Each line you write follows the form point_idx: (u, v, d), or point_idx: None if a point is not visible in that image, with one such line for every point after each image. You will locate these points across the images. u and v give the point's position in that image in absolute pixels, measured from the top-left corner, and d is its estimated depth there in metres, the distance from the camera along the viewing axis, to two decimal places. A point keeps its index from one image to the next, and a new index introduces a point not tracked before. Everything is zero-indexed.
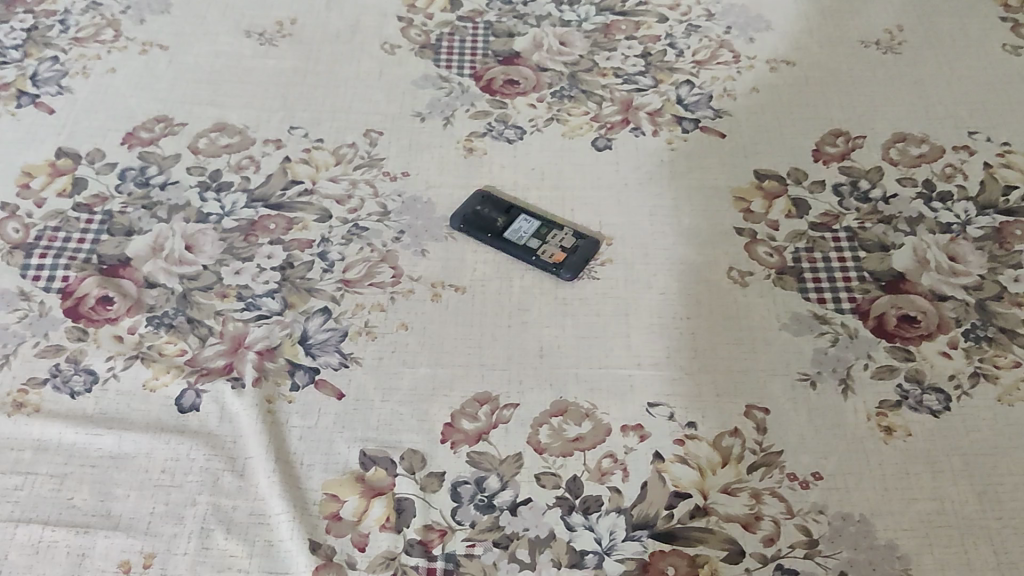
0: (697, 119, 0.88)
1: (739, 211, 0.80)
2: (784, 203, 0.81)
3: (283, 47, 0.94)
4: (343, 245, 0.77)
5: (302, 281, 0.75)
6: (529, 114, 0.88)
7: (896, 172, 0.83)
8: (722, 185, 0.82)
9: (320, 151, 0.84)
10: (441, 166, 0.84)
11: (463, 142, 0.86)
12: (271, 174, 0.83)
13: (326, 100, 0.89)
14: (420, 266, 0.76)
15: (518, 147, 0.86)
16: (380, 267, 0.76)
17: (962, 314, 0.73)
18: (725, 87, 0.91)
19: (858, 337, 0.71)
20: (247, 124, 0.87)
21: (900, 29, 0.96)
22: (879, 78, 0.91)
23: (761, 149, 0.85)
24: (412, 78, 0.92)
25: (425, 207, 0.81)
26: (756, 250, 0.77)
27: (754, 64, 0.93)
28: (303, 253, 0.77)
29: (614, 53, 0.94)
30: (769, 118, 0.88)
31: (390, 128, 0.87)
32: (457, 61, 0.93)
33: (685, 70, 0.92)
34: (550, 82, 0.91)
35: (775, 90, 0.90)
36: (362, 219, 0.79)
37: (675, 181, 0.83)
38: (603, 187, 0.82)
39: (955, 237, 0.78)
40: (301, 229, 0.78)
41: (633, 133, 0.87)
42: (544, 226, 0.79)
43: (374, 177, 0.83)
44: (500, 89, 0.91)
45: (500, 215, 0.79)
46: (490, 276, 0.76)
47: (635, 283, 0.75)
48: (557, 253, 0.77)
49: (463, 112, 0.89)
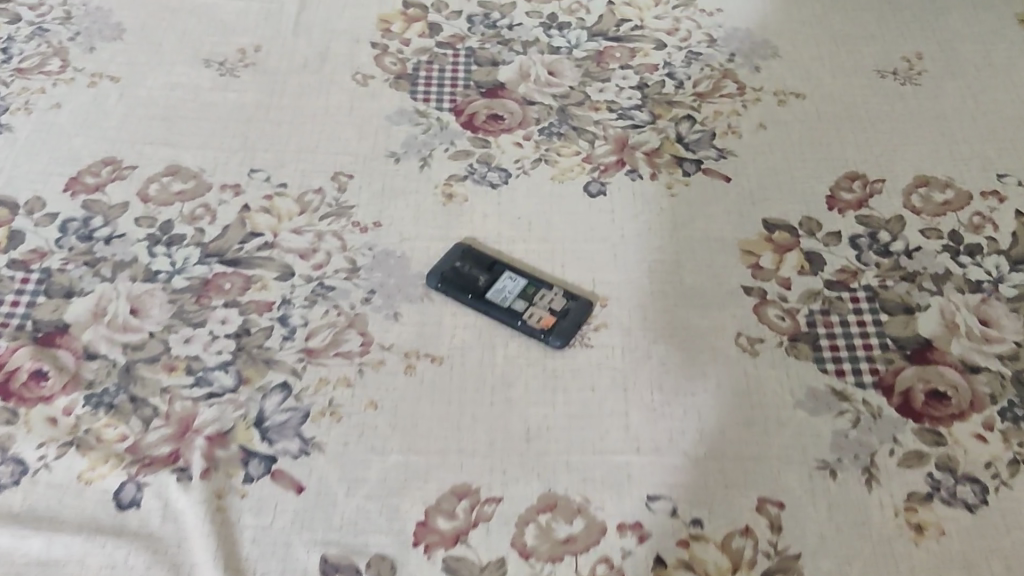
0: (699, 161, 0.80)
1: (747, 267, 0.72)
2: (796, 257, 0.73)
3: (245, 78, 0.86)
4: (306, 307, 0.69)
5: (259, 352, 0.67)
6: (515, 154, 0.81)
7: (919, 222, 0.75)
8: (728, 236, 0.75)
9: (283, 198, 0.77)
10: (417, 215, 0.76)
11: (442, 187, 0.78)
12: (228, 225, 0.75)
13: (292, 139, 0.81)
14: (393, 333, 0.68)
15: (502, 192, 0.78)
16: (348, 335, 0.68)
17: (997, 389, 0.65)
18: (729, 123, 0.83)
19: (882, 417, 0.64)
20: (203, 168, 0.79)
21: (919, 57, 0.88)
22: (898, 112, 0.84)
23: (770, 195, 0.77)
24: (387, 113, 0.84)
25: (399, 262, 0.73)
26: (766, 313, 0.70)
27: (760, 96, 0.85)
28: (262, 318, 0.69)
29: (608, 85, 0.86)
30: (778, 160, 0.80)
31: (361, 171, 0.79)
32: (435, 93, 0.85)
33: (686, 104, 0.85)
34: (538, 117, 0.84)
35: (785, 126, 0.83)
36: (328, 277, 0.72)
37: (675, 232, 0.75)
38: (596, 239, 0.74)
39: (986, 297, 0.70)
40: (260, 290, 0.70)
41: (629, 177, 0.79)
42: (531, 285, 0.71)
43: (343, 227, 0.75)
44: (483, 125, 0.83)
45: (482, 272, 0.72)
46: (470, 344, 0.68)
47: (632, 351, 0.68)
48: (545, 316, 0.69)
49: (442, 152, 0.81)
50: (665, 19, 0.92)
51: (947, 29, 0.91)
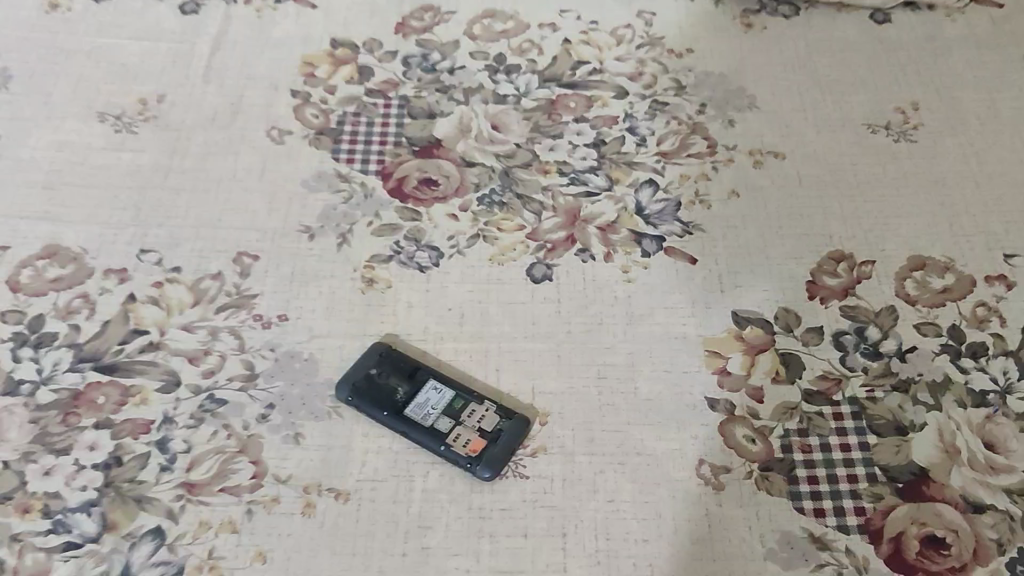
0: (661, 238, 0.69)
1: (713, 373, 0.62)
2: (770, 359, 0.62)
3: (144, 136, 0.75)
4: (191, 428, 0.59)
5: (131, 488, 0.56)
6: (448, 228, 0.70)
7: (914, 314, 0.65)
8: (692, 333, 0.64)
9: (175, 286, 0.66)
10: (330, 305, 0.65)
11: (362, 269, 0.67)
12: (108, 320, 0.64)
13: (191, 211, 0.70)
14: (292, 460, 0.58)
15: (431, 276, 0.67)
16: (239, 463, 0.58)
17: (1006, 534, 0.55)
18: (697, 189, 0.72)
19: (869, 572, 0.54)
20: (86, 247, 0.68)
21: (915, 107, 0.78)
22: (890, 175, 0.73)
23: (742, 280, 0.67)
24: (303, 177, 0.73)
25: (306, 366, 0.62)
26: (734, 432, 0.59)
27: (733, 156, 0.74)
28: (137, 442, 0.58)
29: (559, 141, 0.75)
30: (753, 236, 0.69)
31: (269, 250, 0.68)
32: (361, 153, 0.74)
33: (648, 165, 0.74)
34: (477, 181, 0.72)
35: (761, 193, 0.72)
36: (220, 387, 0.61)
37: (630, 328, 0.64)
38: (538, 337, 0.64)
39: (991, 413, 0.60)
40: (139, 405, 0.60)
41: (579, 257, 0.68)
42: (458, 398, 0.60)
43: (242, 323, 0.64)
44: (413, 192, 0.72)
45: (402, 382, 0.61)
46: (383, 474, 0.57)
47: (575, 484, 0.57)
48: (474, 439, 0.58)
49: (364, 226, 0.70)
50: (627, 61, 0.82)
51: (946, 73, 0.81)
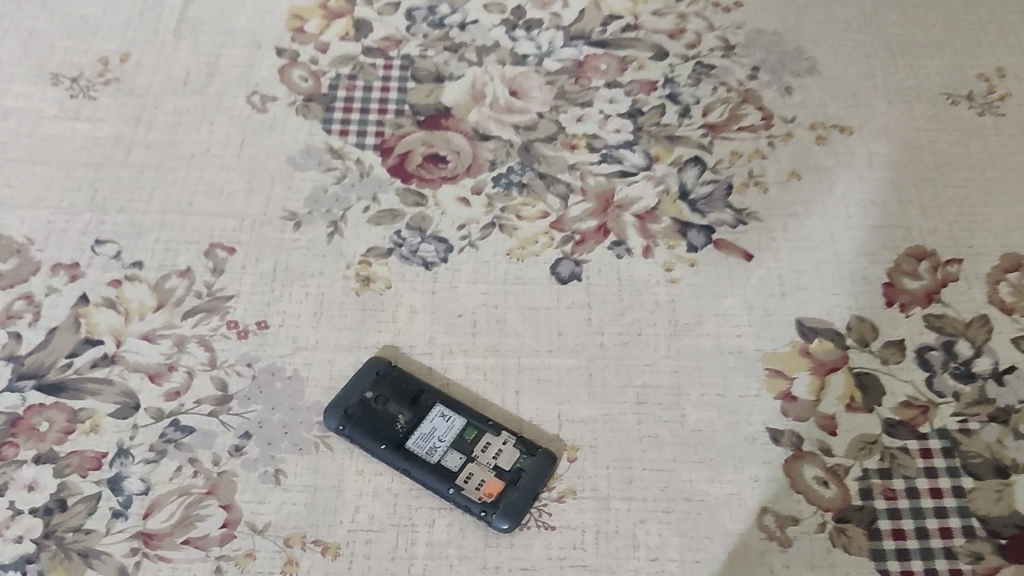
0: (710, 228, 0.58)
1: (776, 398, 0.52)
2: (843, 381, 0.52)
3: (104, 101, 0.64)
4: (150, 464, 0.49)
5: (75, 539, 0.47)
6: (459, 215, 0.59)
7: (1012, 327, 0.55)
8: (749, 346, 0.54)
9: (135, 286, 0.56)
10: (319, 310, 0.55)
11: (357, 265, 0.57)
12: (55, 328, 0.54)
13: (157, 194, 0.60)
14: (271, 504, 0.48)
15: (439, 274, 0.57)
16: (207, 508, 0.48)
17: None
18: (751, 170, 0.61)
19: None
20: (31, 238, 0.58)
21: (1001, 74, 0.67)
22: (976, 156, 0.63)
23: (807, 281, 0.56)
24: (289, 153, 0.62)
25: (289, 385, 0.52)
26: (802, 473, 0.49)
27: (792, 131, 0.64)
28: (85, 481, 0.48)
29: (589, 111, 0.64)
30: (818, 228, 0.59)
31: (248, 242, 0.58)
32: (357, 123, 0.64)
33: (693, 140, 0.63)
34: (493, 158, 0.62)
35: (825, 175, 0.61)
36: (186, 411, 0.51)
37: (675, 340, 0.54)
38: (565, 352, 0.54)
39: None
40: (88, 434, 0.50)
41: (613, 251, 0.57)
42: (470, 428, 0.50)
43: (214, 331, 0.54)
44: (418, 171, 0.61)
45: (403, 407, 0.51)
46: (379, 523, 0.48)
47: (611, 537, 0.47)
48: (489, 480, 0.48)
49: (360, 212, 0.59)
50: (666, 16, 0.70)
51: None
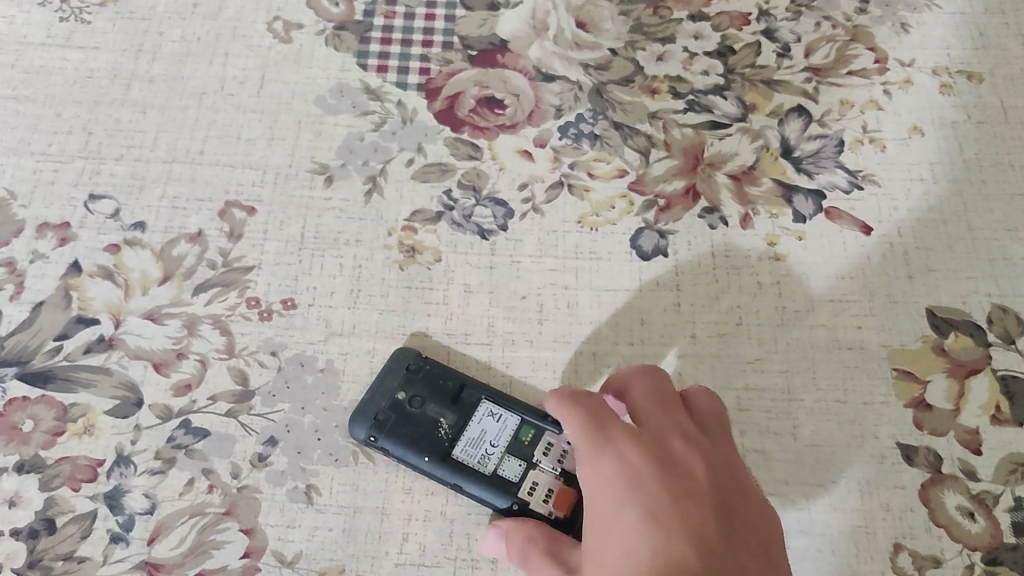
0: (820, 194, 0.49)
1: (907, 405, 0.43)
2: (987, 387, 0.44)
3: (99, 25, 0.55)
4: (155, 476, 0.41)
5: (66, 570, 0.39)
6: (521, 172, 0.50)
7: None
8: (871, 343, 0.45)
9: (136, 252, 0.47)
10: (355, 287, 0.46)
11: (400, 232, 0.48)
12: (42, 303, 0.45)
13: (162, 139, 0.51)
14: (302, 529, 0.40)
15: (498, 244, 0.48)
16: (225, 532, 0.40)
17: None
18: (866, 124, 0.52)
19: None
20: (14, 191, 0.49)
21: None
22: None
23: (938, 262, 0.47)
24: (318, 93, 0.52)
25: (321, 379, 0.43)
26: (943, 502, 0.41)
27: (912, 77, 0.54)
28: (77, 496, 0.40)
29: (671, 48, 0.54)
30: (948, 197, 0.49)
31: (270, 200, 0.49)
32: (397, 58, 0.54)
33: (795, 86, 0.53)
34: (558, 104, 0.52)
35: (953, 132, 0.52)
36: (198, 411, 0.42)
37: (782, 332, 0.45)
38: (651, 344, 0.45)
39: None
40: (81, 436, 0.42)
41: (705, 220, 0.48)
42: (527, 429, 0.41)
43: (231, 311, 0.45)
44: (470, 116, 0.51)
45: (443, 408, 0.42)
46: (432, 555, 0.40)
47: None
48: (557, 490, 0.40)
49: (403, 166, 0.50)
50: None
51: None
